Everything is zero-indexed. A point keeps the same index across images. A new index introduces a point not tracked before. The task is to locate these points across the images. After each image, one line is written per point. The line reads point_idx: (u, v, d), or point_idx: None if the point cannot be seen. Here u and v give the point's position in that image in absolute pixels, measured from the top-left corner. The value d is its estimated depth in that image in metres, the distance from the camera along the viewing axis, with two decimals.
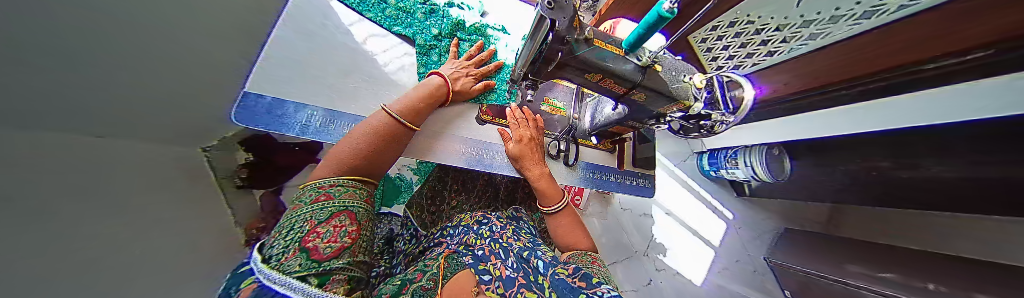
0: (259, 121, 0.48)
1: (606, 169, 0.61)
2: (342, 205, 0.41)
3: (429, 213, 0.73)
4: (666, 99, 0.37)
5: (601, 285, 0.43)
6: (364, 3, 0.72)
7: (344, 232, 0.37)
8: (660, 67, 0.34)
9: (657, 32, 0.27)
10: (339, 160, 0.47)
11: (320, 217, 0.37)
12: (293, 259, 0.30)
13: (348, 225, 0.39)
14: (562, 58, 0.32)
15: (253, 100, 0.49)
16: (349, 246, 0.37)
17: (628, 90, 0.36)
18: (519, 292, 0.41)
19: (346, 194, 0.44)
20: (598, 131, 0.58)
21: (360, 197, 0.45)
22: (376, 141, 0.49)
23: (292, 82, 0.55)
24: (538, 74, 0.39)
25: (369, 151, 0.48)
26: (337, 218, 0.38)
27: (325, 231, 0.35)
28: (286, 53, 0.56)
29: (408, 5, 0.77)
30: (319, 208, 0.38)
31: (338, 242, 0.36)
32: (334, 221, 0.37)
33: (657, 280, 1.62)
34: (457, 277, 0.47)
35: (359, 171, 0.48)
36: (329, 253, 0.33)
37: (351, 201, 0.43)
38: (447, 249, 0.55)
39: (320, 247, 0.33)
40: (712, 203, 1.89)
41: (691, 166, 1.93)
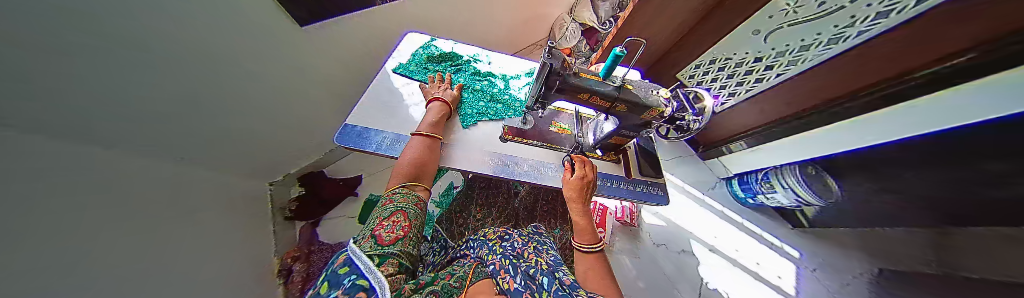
0: (351, 141, 0.66)
1: (614, 177, 0.69)
2: (400, 207, 0.52)
3: (456, 226, 0.81)
4: (645, 108, 0.48)
5: None
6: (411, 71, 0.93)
7: (400, 226, 0.48)
8: (630, 86, 0.47)
9: (620, 64, 0.41)
10: (402, 175, 0.59)
11: (385, 214, 0.49)
12: (367, 242, 0.41)
13: (402, 221, 0.49)
14: (560, 85, 0.47)
15: (350, 128, 0.69)
16: (404, 237, 0.46)
17: (612, 104, 0.48)
18: None
19: (404, 199, 0.54)
20: (601, 144, 0.68)
21: (415, 201, 0.56)
22: (425, 156, 0.62)
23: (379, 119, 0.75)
24: (545, 99, 0.53)
25: (420, 163, 0.60)
26: (395, 216, 0.49)
27: (387, 225, 0.47)
28: (374, 102, 0.79)
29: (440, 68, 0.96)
30: (386, 209, 0.51)
31: (395, 235, 0.46)
32: (392, 217, 0.48)
33: None
34: (477, 284, 0.53)
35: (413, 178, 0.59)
36: (388, 241, 0.43)
37: (407, 204, 0.54)
38: (473, 261, 0.61)
39: (383, 235, 0.44)
40: (766, 238, 1.64)
41: (723, 193, 1.81)
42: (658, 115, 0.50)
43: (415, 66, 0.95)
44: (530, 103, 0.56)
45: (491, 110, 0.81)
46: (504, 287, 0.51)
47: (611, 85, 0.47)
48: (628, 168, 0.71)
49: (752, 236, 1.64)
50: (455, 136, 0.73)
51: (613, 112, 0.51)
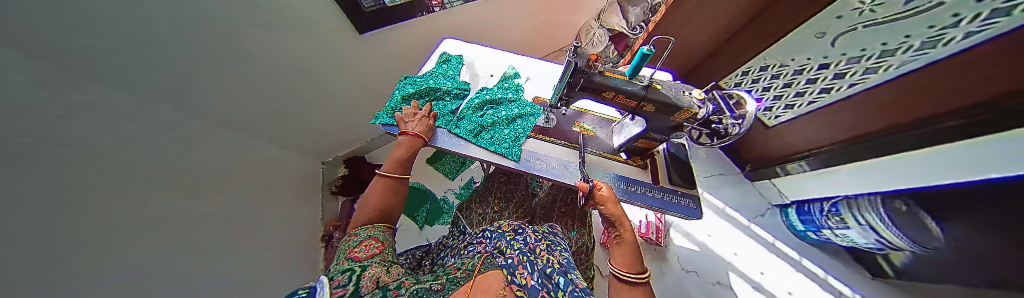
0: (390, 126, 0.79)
1: (638, 182, 0.66)
2: (370, 235, 0.55)
3: (475, 215, 0.84)
4: (675, 108, 0.46)
5: None
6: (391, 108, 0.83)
7: (371, 247, 0.51)
8: (659, 85, 0.46)
9: (647, 63, 0.41)
10: (362, 217, 0.60)
11: (354, 243, 0.53)
12: (344, 263, 0.47)
13: (374, 244, 0.53)
14: (583, 83, 0.47)
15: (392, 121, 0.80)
16: (379, 254, 0.50)
17: (638, 104, 0.48)
18: None
19: (370, 229, 0.57)
20: (625, 146, 0.66)
21: (379, 230, 0.58)
22: (383, 194, 0.64)
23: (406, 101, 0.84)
24: (568, 97, 0.54)
25: (383, 201, 0.63)
26: (366, 241, 0.53)
27: (359, 248, 0.50)
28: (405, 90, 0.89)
29: (422, 93, 0.86)
30: (356, 239, 0.54)
31: (371, 253, 0.50)
32: (363, 243, 0.52)
33: None
34: (485, 274, 0.46)
35: (379, 219, 0.62)
36: (365, 256, 0.47)
37: (375, 232, 0.57)
38: (485, 251, 0.60)
39: (358, 255, 0.48)
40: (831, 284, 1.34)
41: (776, 223, 1.55)
42: (689, 118, 0.48)
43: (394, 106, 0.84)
44: (553, 103, 0.57)
45: (496, 126, 0.76)
46: (521, 282, 0.45)
47: (637, 84, 0.46)
48: (655, 175, 0.68)
49: (813, 280, 1.37)
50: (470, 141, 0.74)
51: (640, 112, 0.50)
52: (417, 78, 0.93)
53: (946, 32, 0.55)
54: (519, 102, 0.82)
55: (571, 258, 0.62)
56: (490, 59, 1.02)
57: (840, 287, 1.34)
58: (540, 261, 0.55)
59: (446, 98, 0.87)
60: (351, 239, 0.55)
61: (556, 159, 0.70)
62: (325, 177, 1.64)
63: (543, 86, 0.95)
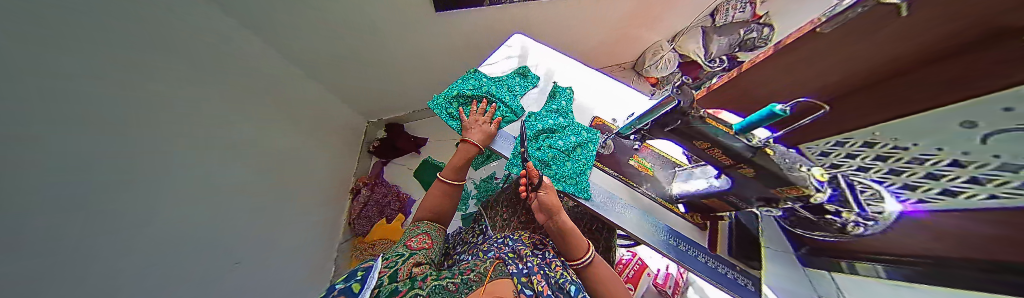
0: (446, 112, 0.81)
1: (691, 242, 0.60)
2: (422, 230, 0.64)
3: (501, 217, 0.84)
4: (783, 181, 0.38)
5: None
6: (452, 91, 0.83)
7: (422, 241, 0.60)
8: (774, 150, 0.37)
9: (770, 122, 0.34)
10: (423, 213, 0.69)
11: (412, 231, 0.63)
12: (398, 248, 0.56)
13: (425, 237, 0.62)
14: (677, 125, 0.42)
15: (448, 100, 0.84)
16: (426, 248, 0.59)
17: (735, 163, 0.41)
18: None
19: (427, 226, 0.65)
20: (688, 199, 0.58)
21: (433, 228, 0.66)
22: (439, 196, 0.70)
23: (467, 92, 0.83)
24: (647, 132, 0.49)
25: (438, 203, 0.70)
26: (419, 235, 0.62)
27: (413, 240, 0.60)
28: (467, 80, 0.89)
29: (485, 83, 0.86)
30: (411, 230, 0.64)
31: (423, 247, 0.59)
32: (417, 236, 0.61)
33: None
34: (495, 282, 0.50)
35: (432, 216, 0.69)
36: (415, 248, 0.57)
37: (429, 228, 0.65)
38: (496, 256, 0.58)
39: (409, 244, 0.58)
40: None
41: None
42: (800, 195, 0.38)
43: (457, 90, 0.84)
44: (627, 131, 0.53)
45: (556, 137, 0.74)
46: (532, 292, 0.49)
47: (744, 142, 0.38)
48: None
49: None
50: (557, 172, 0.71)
51: (732, 171, 0.43)
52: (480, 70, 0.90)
53: (995, 177, 0.26)
54: (578, 124, 0.77)
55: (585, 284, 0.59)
56: (556, 61, 0.97)
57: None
58: (553, 281, 0.53)
59: (508, 94, 0.84)
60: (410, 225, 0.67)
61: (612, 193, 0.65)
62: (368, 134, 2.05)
63: (609, 101, 0.88)
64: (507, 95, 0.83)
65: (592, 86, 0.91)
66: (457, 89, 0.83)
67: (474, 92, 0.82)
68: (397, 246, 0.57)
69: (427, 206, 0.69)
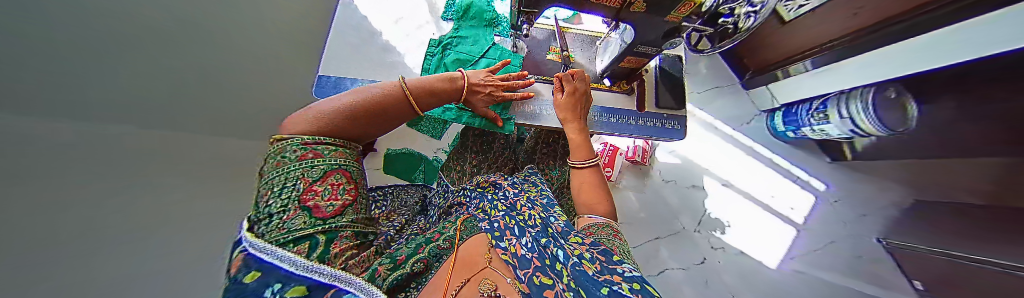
0: (329, 93, 0.70)
1: (624, 113, 0.62)
2: (333, 164, 0.41)
3: (455, 171, 0.80)
4: (675, 5, 0.33)
5: (624, 264, 0.34)
6: (333, 70, 0.73)
7: (343, 190, 0.39)
8: None
9: None
10: (321, 121, 0.46)
11: (313, 175, 0.37)
12: (296, 217, 0.31)
13: (344, 183, 0.41)
14: None
15: (324, 80, 0.71)
16: (350, 203, 0.40)
17: (624, 2, 0.34)
18: (533, 277, 0.35)
19: (335, 153, 0.44)
20: (609, 71, 0.58)
21: (349, 157, 0.46)
22: (369, 108, 0.54)
23: (350, 65, 0.75)
24: (532, 8, 0.40)
25: (363, 117, 0.52)
26: (331, 177, 0.39)
27: (322, 189, 0.36)
28: (340, 47, 0.77)
29: (365, 47, 0.78)
30: (310, 165, 0.38)
31: (337, 197, 0.38)
32: (326, 177, 0.38)
33: (713, 260, 1.58)
34: (469, 242, 0.50)
35: (349, 130, 0.50)
36: (331, 212, 0.35)
37: (341, 160, 0.44)
38: (465, 214, 0.60)
39: (321, 206, 0.35)
40: (780, 165, 1.71)
41: (756, 128, 1.77)
42: (694, 10, 0.34)
43: (341, 68, 0.74)
44: (518, 18, 0.45)
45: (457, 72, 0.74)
46: (506, 246, 0.43)
47: None
48: (641, 99, 0.63)
49: (757, 160, 1.72)
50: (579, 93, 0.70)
51: (626, 15, 0.37)
52: (355, 34, 0.79)
53: None
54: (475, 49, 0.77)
55: (552, 201, 0.59)
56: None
57: (779, 163, 1.71)
58: (525, 223, 0.48)
59: (397, 49, 0.80)
60: (278, 173, 0.35)
61: (543, 100, 0.74)
62: None
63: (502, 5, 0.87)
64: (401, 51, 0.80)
65: None
66: (343, 66, 0.74)
67: (363, 64, 0.76)
68: (263, 225, 0.29)
69: (322, 120, 0.46)
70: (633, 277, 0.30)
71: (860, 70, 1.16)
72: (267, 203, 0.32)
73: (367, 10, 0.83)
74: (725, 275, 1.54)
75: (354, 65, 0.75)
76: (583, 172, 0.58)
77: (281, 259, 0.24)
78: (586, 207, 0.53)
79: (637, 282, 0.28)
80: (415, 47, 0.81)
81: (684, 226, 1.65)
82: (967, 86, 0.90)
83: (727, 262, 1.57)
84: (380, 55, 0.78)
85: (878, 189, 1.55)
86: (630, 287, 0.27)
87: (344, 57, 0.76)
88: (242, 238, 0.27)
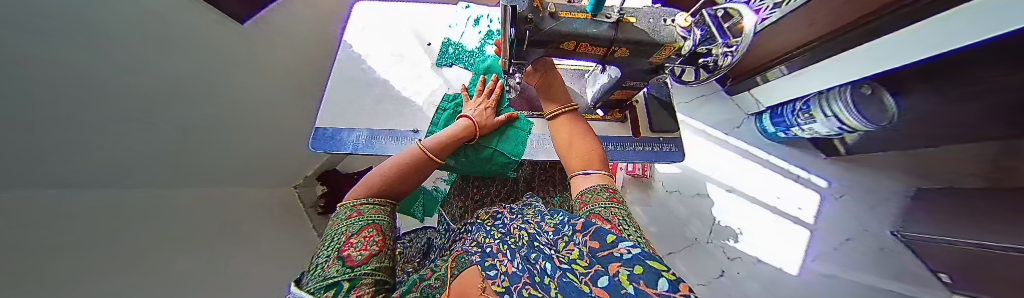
0: (325, 146, 0.71)
1: (621, 139, 0.64)
2: (370, 220, 0.45)
3: (457, 208, 0.79)
4: (656, 48, 0.36)
5: (620, 244, 0.22)
6: (330, 122, 0.74)
7: (372, 241, 0.40)
8: (632, 18, 0.33)
9: None
10: (366, 186, 0.52)
11: (353, 231, 0.42)
12: (331, 266, 0.34)
13: (375, 235, 0.42)
14: (529, 38, 0.35)
15: (322, 132, 0.72)
16: (378, 252, 0.39)
17: (609, 50, 0.36)
18: (522, 288, 0.26)
19: (373, 211, 0.48)
20: (602, 102, 0.61)
21: (385, 213, 0.49)
22: (402, 168, 0.54)
23: (346, 116, 0.77)
24: (522, 59, 0.43)
25: (397, 178, 0.53)
26: (366, 230, 0.42)
27: (357, 241, 0.39)
28: (336, 99, 0.79)
29: (362, 96, 0.81)
30: (353, 223, 0.43)
31: (369, 248, 0.39)
32: (363, 231, 0.42)
33: (731, 271, 1.51)
34: (462, 274, 0.42)
35: (385, 192, 0.52)
36: (361, 260, 0.35)
37: (377, 216, 0.47)
38: (459, 250, 0.56)
39: (352, 255, 0.36)
40: (778, 165, 1.72)
41: (748, 130, 1.81)
42: (674, 53, 0.37)
43: (337, 119, 0.75)
44: (509, 67, 0.49)
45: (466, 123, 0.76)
46: (496, 273, 0.36)
47: (606, 21, 0.33)
48: (636, 125, 0.65)
49: (754, 161, 1.74)
50: None
51: (611, 59, 0.39)
52: (353, 84, 0.82)
53: None
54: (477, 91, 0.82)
55: (546, 213, 0.58)
56: (425, 37, 0.96)
57: (777, 163, 1.73)
58: (517, 245, 0.45)
59: (395, 95, 0.83)
60: (334, 234, 0.42)
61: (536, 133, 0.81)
62: (305, 200, 1.51)
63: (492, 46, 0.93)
64: (400, 97, 0.83)
65: (469, 42, 0.95)
66: (340, 116, 0.76)
67: (360, 113, 0.78)
68: (310, 277, 0.33)
69: (366, 188, 0.51)
70: (635, 257, 0.17)
71: (840, 68, 1.21)
72: (319, 259, 0.37)
73: (371, 63, 0.88)
74: (745, 285, 1.47)
75: (352, 115, 0.77)
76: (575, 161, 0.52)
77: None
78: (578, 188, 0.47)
79: (635, 263, 0.16)
80: (412, 92, 0.84)
81: (695, 236, 1.61)
82: (936, 79, 0.94)
83: (745, 271, 1.50)
84: (375, 105, 0.80)
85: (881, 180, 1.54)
86: (626, 274, 0.16)
87: (338, 107, 0.78)
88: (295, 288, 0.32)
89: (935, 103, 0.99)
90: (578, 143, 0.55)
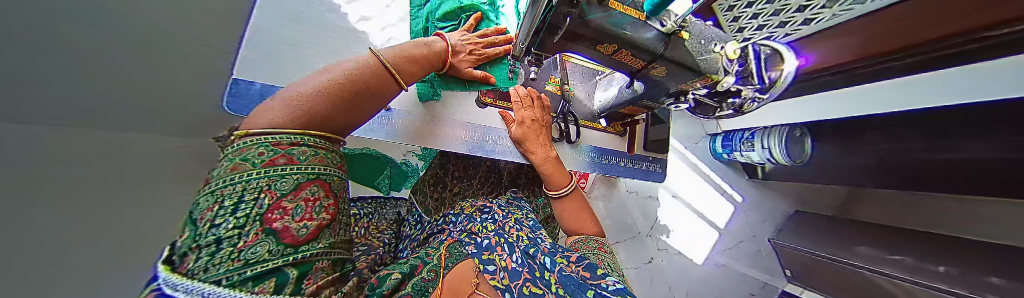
0: (252, 108, 0.51)
1: (614, 152, 0.74)
2: (309, 172, 0.27)
3: (432, 199, 0.71)
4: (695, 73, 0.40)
5: (607, 277, 0.40)
6: (256, 73, 0.55)
7: (320, 207, 0.26)
8: (686, 34, 0.35)
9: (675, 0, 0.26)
10: (297, 109, 0.32)
11: (281, 188, 0.24)
12: (259, 244, 0.20)
13: (324, 198, 0.27)
14: (570, 25, 0.33)
15: (242, 86, 0.52)
16: (329, 223, 0.27)
17: (648, 64, 0.39)
18: (524, 286, 0.37)
19: (315, 159, 0.29)
20: (608, 112, 0.69)
21: (332, 163, 0.32)
22: (356, 90, 0.39)
23: (283, 69, 0.58)
24: (541, 51, 0.41)
25: (348, 104, 0.38)
26: (306, 190, 0.26)
27: (293, 206, 0.24)
28: (265, 39, 0.58)
29: (307, 44, 0.62)
30: (277, 174, 0.24)
31: (316, 218, 0.25)
32: (304, 193, 0.25)
33: (659, 259, 1.82)
34: (458, 268, 0.42)
35: (333, 123, 0.35)
36: (307, 236, 0.23)
37: (322, 167, 0.29)
38: (449, 238, 0.51)
39: (291, 228, 0.22)
40: (716, 182, 2.02)
41: (702, 148, 2.05)
42: (707, 83, 0.42)
43: (267, 73, 0.56)
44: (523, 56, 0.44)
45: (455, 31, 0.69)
46: (495, 269, 0.41)
47: (656, 26, 0.34)
48: (632, 143, 0.76)
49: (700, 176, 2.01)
50: (578, 142, 0.71)
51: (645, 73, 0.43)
52: (293, 25, 0.62)
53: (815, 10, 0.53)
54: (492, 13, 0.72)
55: (539, 224, 0.59)
56: None
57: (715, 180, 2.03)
58: (512, 239, 0.49)
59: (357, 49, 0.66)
60: (233, 184, 0.22)
61: (490, 129, 0.69)
62: None
63: None
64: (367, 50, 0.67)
65: None
66: (274, 67, 0.57)
67: (306, 68, 0.60)
68: (199, 257, 0.17)
69: (302, 107, 0.32)
70: None
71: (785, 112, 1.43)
72: (208, 224, 0.19)
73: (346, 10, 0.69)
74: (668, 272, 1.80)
75: (294, 68, 0.59)
76: (567, 201, 0.63)
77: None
78: (573, 233, 0.61)
79: None
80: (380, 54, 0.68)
81: (641, 231, 1.86)
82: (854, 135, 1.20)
83: (669, 261, 1.83)
84: (329, 60, 0.63)
85: (773, 202, 1.97)
86: None
87: (277, 53, 0.58)
88: (162, 273, 0.16)
89: (841, 152, 1.28)
90: (548, 165, 0.63)
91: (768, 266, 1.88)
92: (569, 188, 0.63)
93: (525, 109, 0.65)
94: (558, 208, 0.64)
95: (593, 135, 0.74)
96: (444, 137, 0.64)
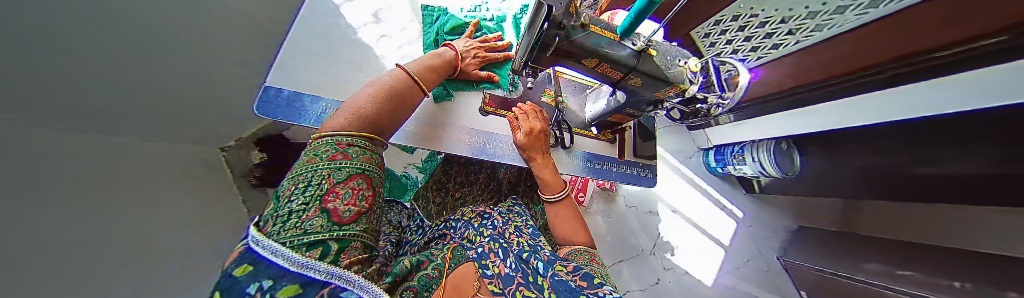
0: (279, 113, 0.57)
1: (607, 158, 0.78)
2: (357, 168, 0.32)
3: (434, 204, 0.73)
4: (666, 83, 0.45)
5: (603, 285, 0.37)
6: (285, 81, 0.60)
7: (362, 196, 0.30)
8: (654, 51, 0.42)
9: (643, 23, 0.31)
10: (355, 115, 0.40)
11: (337, 177, 0.29)
12: (314, 219, 0.23)
13: (367, 189, 0.31)
14: (561, 42, 0.40)
15: (272, 93, 0.58)
16: (368, 211, 0.30)
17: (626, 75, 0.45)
18: (517, 290, 0.36)
19: (363, 157, 0.35)
20: (598, 121, 0.74)
21: (376, 162, 0.37)
22: (394, 99, 0.47)
23: (309, 78, 0.64)
24: (537, 64, 0.48)
25: (389, 109, 0.45)
26: (354, 181, 0.30)
27: (344, 192, 0.28)
28: (296, 52, 0.64)
29: (332, 55, 0.69)
30: (334, 167, 0.30)
31: (358, 205, 0.29)
32: (353, 184, 0.30)
33: (663, 279, 1.76)
34: (459, 269, 0.45)
35: (380, 125, 0.43)
36: (349, 218, 0.27)
37: (367, 165, 0.34)
38: (452, 242, 0.54)
39: (340, 210, 0.26)
40: (714, 196, 2.03)
41: (696, 162, 2.10)
42: (678, 92, 0.47)
43: (294, 81, 0.62)
44: (522, 68, 0.51)
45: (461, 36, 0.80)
46: (493, 273, 0.42)
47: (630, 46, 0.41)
48: (622, 150, 0.81)
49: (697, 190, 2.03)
50: (572, 148, 0.76)
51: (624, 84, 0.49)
52: (321, 40, 0.69)
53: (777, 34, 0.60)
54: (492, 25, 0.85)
55: (538, 231, 0.58)
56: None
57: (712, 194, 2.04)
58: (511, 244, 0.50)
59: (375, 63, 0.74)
60: (309, 172, 0.28)
61: (491, 133, 0.74)
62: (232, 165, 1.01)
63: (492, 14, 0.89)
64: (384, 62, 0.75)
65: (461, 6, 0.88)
66: (300, 76, 0.63)
67: (330, 77, 0.66)
68: (276, 223, 0.22)
69: (357, 114, 0.40)
70: None
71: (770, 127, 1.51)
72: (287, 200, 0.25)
73: (365, 30, 0.77)
74: (673, 293, 1.73)
75: (319, 77, 0.65)
76: (560, 206, 0.65)
77: (287, 258, 0.18)
78: (566, 240, 0.61)
79: None
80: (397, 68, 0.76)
81: (642, 248, 1.82)
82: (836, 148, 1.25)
83: (673, 280, 1.76)
84: (350, 72, 0.69)
85: (774, 217, 1.97)
86: None
87: (304, 65, 0.64)
88: (251, 231, 0.21)
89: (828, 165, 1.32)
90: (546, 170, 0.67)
91: (777, 286, 1.81)
92: (563, 192, 0.65)
93: (527, 119, 0.70)
94: (551, 212, 0.67)
95: (587, 143, 0.78)
96: (452, 143, 0.68)
